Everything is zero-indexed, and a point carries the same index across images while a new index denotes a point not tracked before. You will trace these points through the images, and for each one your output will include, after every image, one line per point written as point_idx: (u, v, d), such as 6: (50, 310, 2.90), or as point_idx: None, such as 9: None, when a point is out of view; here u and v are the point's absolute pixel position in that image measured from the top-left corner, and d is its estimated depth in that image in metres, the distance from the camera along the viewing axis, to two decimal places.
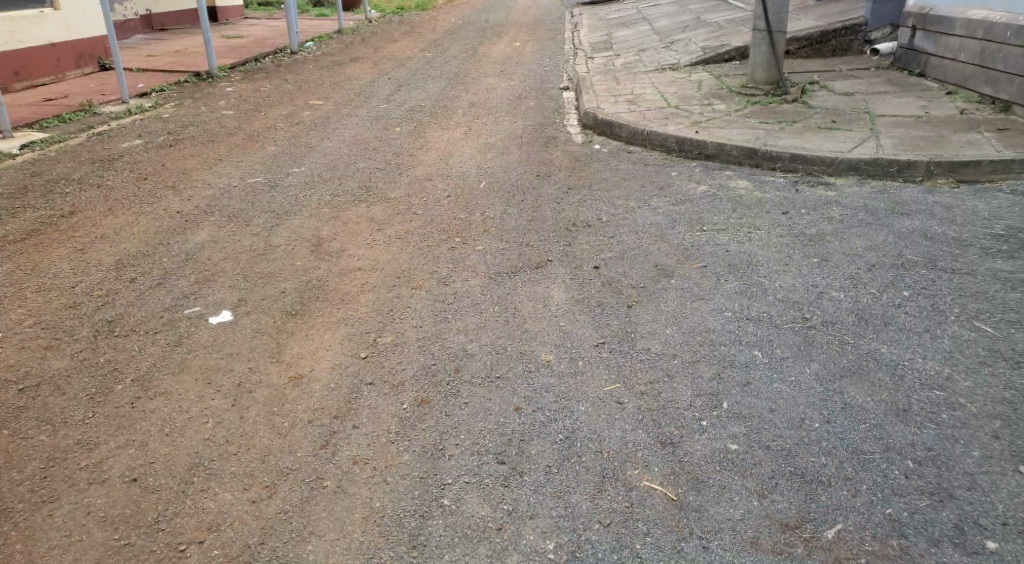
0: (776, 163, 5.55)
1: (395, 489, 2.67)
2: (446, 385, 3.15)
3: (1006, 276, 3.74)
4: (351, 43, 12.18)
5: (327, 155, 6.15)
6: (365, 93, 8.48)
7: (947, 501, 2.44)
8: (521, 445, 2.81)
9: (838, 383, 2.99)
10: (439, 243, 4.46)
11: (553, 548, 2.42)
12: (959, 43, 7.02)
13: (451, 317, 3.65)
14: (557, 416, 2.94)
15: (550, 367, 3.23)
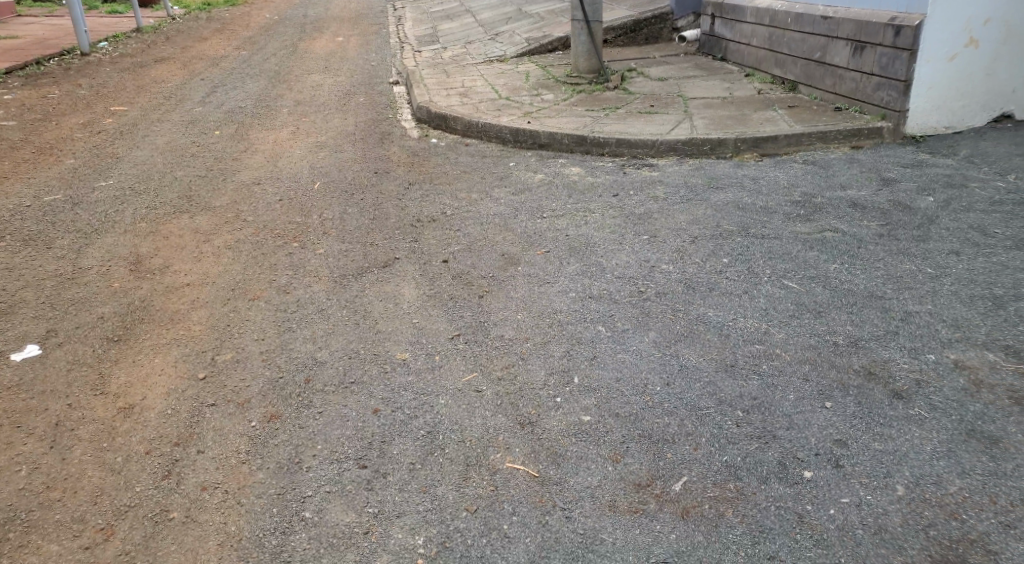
0: (605, 148, 5.87)
1: (251, 509, 2.62)
2: (297, 396, 3.11)
3: (805, 237, 4.20)
4: (153, 42, 11.43)
5: (138, 165, 5.78)
6: (176, 96, 8.04)
7: (772, 442, 2.73)
8: (382, 446, 2.84)
9: (674, 348, 3.26)
10: (275, 250, 4.36)
11: (422, 543, 2.47)
12: (751, 29, 7.72)
13: (296, 325, 3.60)
14: (417, 412, 3.00)
15: (406, 365, 3.28)
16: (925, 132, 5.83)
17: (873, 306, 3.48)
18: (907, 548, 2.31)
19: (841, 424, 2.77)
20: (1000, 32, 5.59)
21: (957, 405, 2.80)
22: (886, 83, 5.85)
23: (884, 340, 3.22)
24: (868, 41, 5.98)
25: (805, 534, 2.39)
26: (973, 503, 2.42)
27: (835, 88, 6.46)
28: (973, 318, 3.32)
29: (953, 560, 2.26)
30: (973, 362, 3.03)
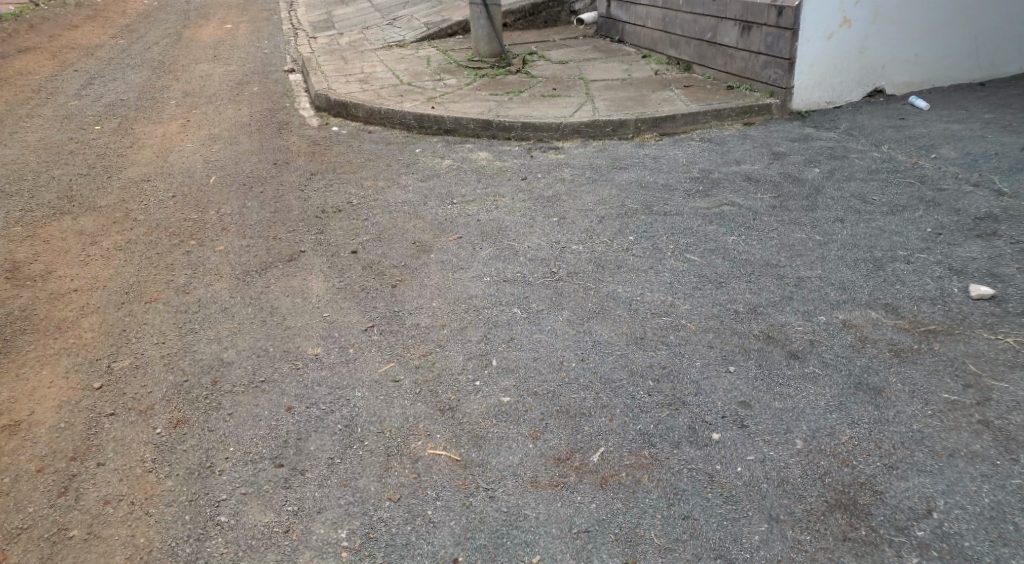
0: (510, 132, 5.94)
1: (161, 519, 2.57)
2: (206, 399, 3.06)
3: (704, 212, 4.40)
4: (15, 31, 10.69)
5: (9, 165, 5.46)
6: (48, 90, 7.58)
7: (682, 408, 2.88)
8: (298, 444, 2.83)
9: (587, 325, 3.37)
10: (169, 249, 4.22)
11: (346, 536, 2.49)
12: (645, 11, 7.94)
13: (199, 326, 3.52)
14: (334, 407, 3.00)
15: (319, 359, 3.26)
16: (809, 107, 6.18)
17: (768, 273, 3.69)
18: (807, 496, 2.49)
19: (744, 387, 2.95)
20: (872, 12, 5.95)
21: (846, 361, 3.03)
22: (772, 62, 6.15)
23: (780, 305, 3.43)
24: (754, 22, 6.26)
25: (716, 493, 2.54)
26: (861, 450, 2.62)
27: (726, 68, 6.75)
28: (858, 280, 3.58)
29: (847, 504, 2.44)
30: (859, 320, 3.27)
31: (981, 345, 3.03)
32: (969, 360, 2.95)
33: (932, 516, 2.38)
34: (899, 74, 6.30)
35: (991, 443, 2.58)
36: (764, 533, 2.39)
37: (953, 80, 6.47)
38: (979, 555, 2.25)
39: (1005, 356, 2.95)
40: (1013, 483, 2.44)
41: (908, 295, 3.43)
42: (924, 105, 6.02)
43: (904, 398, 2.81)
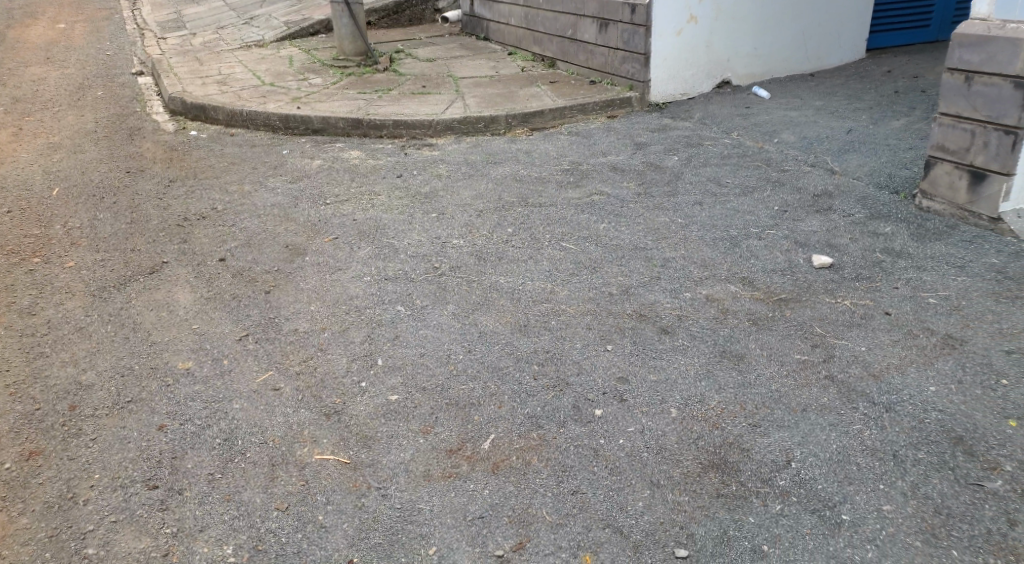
0: (382, 130, 5.92)
1: (17, 559, 2.33)
2: (64, 428, 2.86)
3: (576, 202, 4.59)
4: None
5: None
6: None
7: (566, 388, 2.96)
8: (173, 463, 2.68)
9: (472, 318, 3.44)
10: (9, 269, 3.93)
11: (232, 551, 2.35)
12: (508, 10, 8.14)
13: (50, 350, 3.31)
14: (210, 421, 2.86)
15: (190, 374, 3.13)
16: (666, 99, 6.53)
17: (637, 257, 3.91)
18: (683, 460, 2.56)
19: (621, 364, 3.09)
20: (714, 10, 6.38)
21: (711, 332, 3.25)
22: (630, 57, 6.46)
23: (650, 285, 3.65)
24: (610, 19, 6.57)
25: (601, 466, 2.57)
26: (728, 413, 2.75)
27: (588, 63, 7.02)
28: (718, 258, 3.85)
29: (719, 463, 2.53)
30: (720, 294, 3.53)
31: (825, 309, 3.34)
32: (815, 323, 3.24)
33: (791, 465, 2.48)
34: (742, 67, 6.78)
35: (835, 395, 2.77)
36: (648, 498, 2.43)
37: (789, 71, 7.04)
38: (831, 495, 2.35)
39: (844, 317, 3.27)
40: (855, 428, 2.60)
41: (761, 268, 3.73)
42: (766, 95, 6.51)
43: (762, 361, 3.02)
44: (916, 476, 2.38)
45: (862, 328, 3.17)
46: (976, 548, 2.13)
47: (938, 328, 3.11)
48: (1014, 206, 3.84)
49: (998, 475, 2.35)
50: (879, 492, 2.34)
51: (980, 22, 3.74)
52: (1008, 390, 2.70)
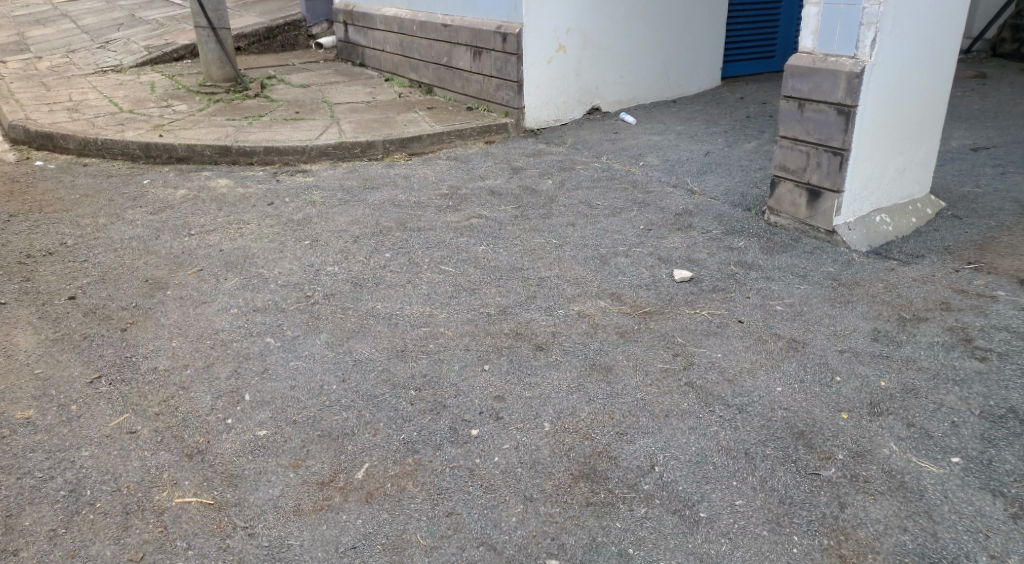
0: (252, 157, 5.79)
1: None
2: None
3: (455, 225, 4.65)
4: None
5: None
6: None
7: (443, 411, 2.94)
8: (8, 522, 2.47)
9: (346, 345, 3.39)
10: None
11: None
12: (383, 37, 8.19)
13: None
14: (54, 472, 2.67)
15: (32, 423, 2.92)
16: (541, 125, 6.74)
17: (515, 277, 4.00)
18: (555, 472, 2.63)
19: (498, 383, 3.10)
20: (581, 39, 6.66)
21: (582, 346, 3.36)
22: (503, 85, 6.62)
23: (526, 304, 3.74)
24: (483, 48, 6.72)
25: (476, 486, 2.59)
26: (597, 423, 2.84)
27: (464, 90, 7.15)
28: (589, 276, 4.00)
29: (589, 473, 2.61)
30: (591, 310, 3.66)
31: (686, 320, 3.54)
32: (677, 333, 3.43)
33: (655, 469, 2.60)
34: (611, 94, 7.11)
35: (694, 399, 2.94)
36: (520, 513, 2.47)
37: (653, 98, 7.43)
38: (689, 495, 2.49)
39: (703, 326, 3.47)
40: (711, 429, 2.76)
41: (629, 284, 3.91)
42: (632, 121, 6.83)
43: (629, 371, 3.16)
44: (765, 471, 2.56)
45: (719, 336, 3.38)
46: (812, 531, 2.31)
47: (785, 333, 3.36)
48: (845, 220, 4.19)
49: (831, 463, 2.56)
50: (732, 488, 2.49)
51: (807, 55, 4.13)
52: (842, 386, 2.95)
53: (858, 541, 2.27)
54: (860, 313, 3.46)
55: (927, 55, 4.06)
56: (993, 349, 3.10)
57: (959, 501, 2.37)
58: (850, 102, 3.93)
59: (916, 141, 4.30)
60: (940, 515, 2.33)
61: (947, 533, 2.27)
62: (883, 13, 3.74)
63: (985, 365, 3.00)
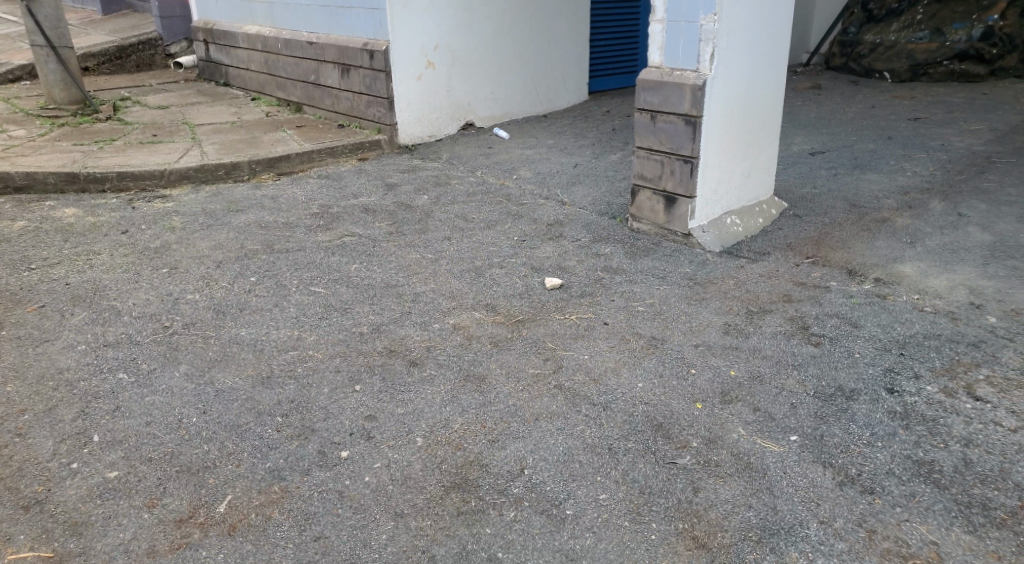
0: (104, 184, 5.49)
1: None
2: None
3: (326, 245, 4.59)
4: None
5: None
6: None
7: (312, 435, 2.90)
8: None
9: (208, 376, 3.28)
10: None
11: None
12: (246, 55, 7.98)
13: None
14: None
15: None
16: (415, 141, 6.76)
17: (389, 294, 4.00)
18: (426, 485, 2.65)
19: (370, 402, 3.09)
20: (449, 56, 6.74)
21: (456, 359, 3.38)
22: (374, 102, 6.60)
23: (400, 321, 3.73)
24: (351, 65, 6.68)
25: (346, 507, 2.57)
26: (469, 433, 2.89)
27: (334, 108, 7.07)
28: (463, 289, 4.05)
29: (460, 483, 2.64)
30: (465, 322, 3.71)
31: (556, 326, 3.65)
32: (548, 339, 3.53)
33: (524, 472, 2.67)
34: (483, 109, 7.22)
35: (563, 402, 3.04)
36: (391, 529, 2.47)
37: (525, 112, 7.61)
38: (556, 494, 2.57)
39: (572, 330, 3.60)
40: (578, 429, 2.87)
41: (502, 294, 3.99)
42: (505, 135, 6.97)
43: (501, 380, 3.21)
44: (627, 463, 2.68)
45: (587, 338, 3.51)
46: (669, 517, 2.45)
47: (646, 332, 3.53)
48: (700, 223, 4.46)
49: (686, 451, 2.72)
50: (597, 484, 2.60)
51: (656, 69, 4.37)
52: (697, 377, 3.14)
53: (709, 522, 2.42)
54: (713, 310, 3.69)
55: (760, 67, 4.40)
56: (826, 334, 3.38)
57: (796, 475, 2.58)
58: (696, 113, 4.19)
59: (758, 146, 4.63)
60: (779, 489, 2.53)
61: (785, 505, 2.46)
62: (720, 29, 4.03)
63: (819, 349, 3.27)
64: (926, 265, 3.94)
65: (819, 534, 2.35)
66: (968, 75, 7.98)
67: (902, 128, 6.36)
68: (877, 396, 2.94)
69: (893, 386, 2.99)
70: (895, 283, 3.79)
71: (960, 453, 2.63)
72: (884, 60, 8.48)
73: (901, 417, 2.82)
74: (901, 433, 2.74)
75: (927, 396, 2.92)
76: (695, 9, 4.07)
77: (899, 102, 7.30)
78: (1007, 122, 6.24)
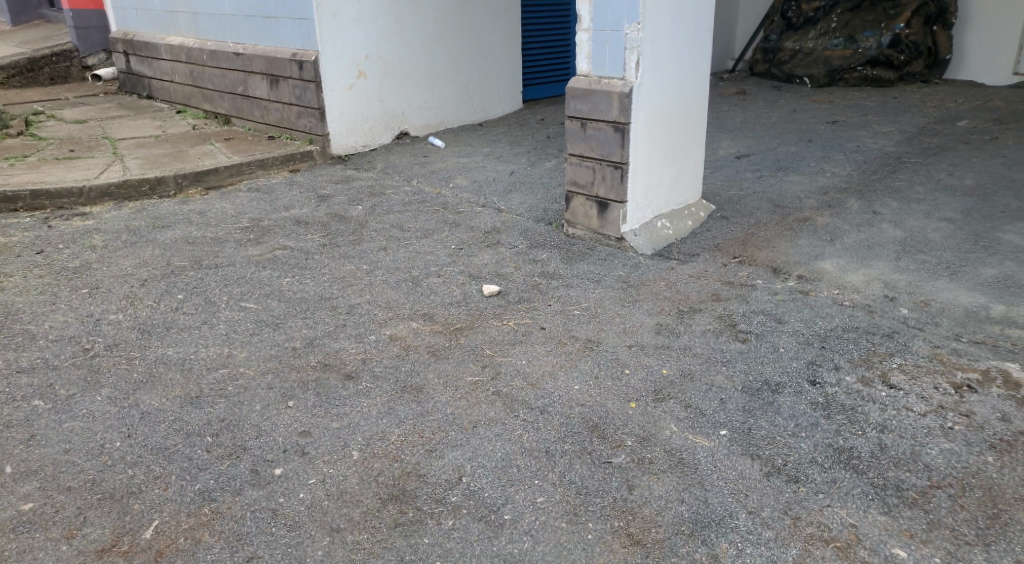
0: (18, 203, 5.25)
1: None
2: None
3: (257, 259, 4.50)
4: None
5: None
6: None
7: (243, 454, 2.84)
8: None
9: (132, 398, 3.17)
10: None
11: None
12: (170, 67, 7.78)
13: None
14: None
15: None
16: (348, 151, 6.70)
17: (323, 307, 3.95)
18: (363, 499, 2.62)
19: (303, 418, 3.04)
20: (380, 65, 6.71)
21: (393, 370, 3.36)
22: (304, 113, 6.51)
23: (335, 334, 3.69)
24: (280, 76, 6.58)
25: (279, 525, 2.52)
26: (407, 444, 2.87)
27: (264, 119, 6.95)
28: (399, 299, 4.03)
29: (397, 494, 2.63)
30: (402, 332, 3.69)
31: (493, 332, 3.66)
32: (485, 346, 3.54)
33: (462, 480, 2.68)
34: (418, 119, 7.20)
35: (501, 408, 3.05)
36: (326, 545, 2.44)
37: (460, 121, 7.61)
38: (494, 500, 2.58)
39: (509, 336, 3.62)
40: (516, 434, 2.89)
41: (439, 303, 3.98)
42: (441, 144, 6.97)
43: (438, 389, 3.20)
44: (564, 465, 2.71)
45: (524, 343, 3.54)
46: (605, 516, 2.48)
47: (582, 335, 3.58)
48: (632, 227, 4.55)
49: (621, 450, 2.77)
50: (534, 487, 2.62)
51: (584, 77, 4.45)
52: (631, 377, 3.20)
53: (644, 518, 2.47)
54: (647, 311, 3.77)
55: (684, 74, 4.52)
56: (752, 330, 3.49)
57: (725, 468, 2.65)
58: (624, 120, 4.28)
59: (686, 151, 4.75)
60: (710, 483, 2.59)
61: (715, 498, 2.53)
62: (644, 38, 4.12)
63: (747, 345, 3.37)
64: (844, 261, 4.11)
65: (747, 524, 2.42)
66: (879, 80, 8.34)
67: (821, 130, 6.62)
68: (800, 388, 3.05)
69: (815, 378, 3.11)
70: (817, 279, 3.94)
71: (877, 439, 2.75)
72: (803, 65, 8.82)
73: (823, 407, 2.93)
74: (823, 422, 2.85)
75: (846, 386, 3.05)
76: (619, 18, 4.16)
77: (818, 106, 7.60)
78: (917, 124, 6.55)
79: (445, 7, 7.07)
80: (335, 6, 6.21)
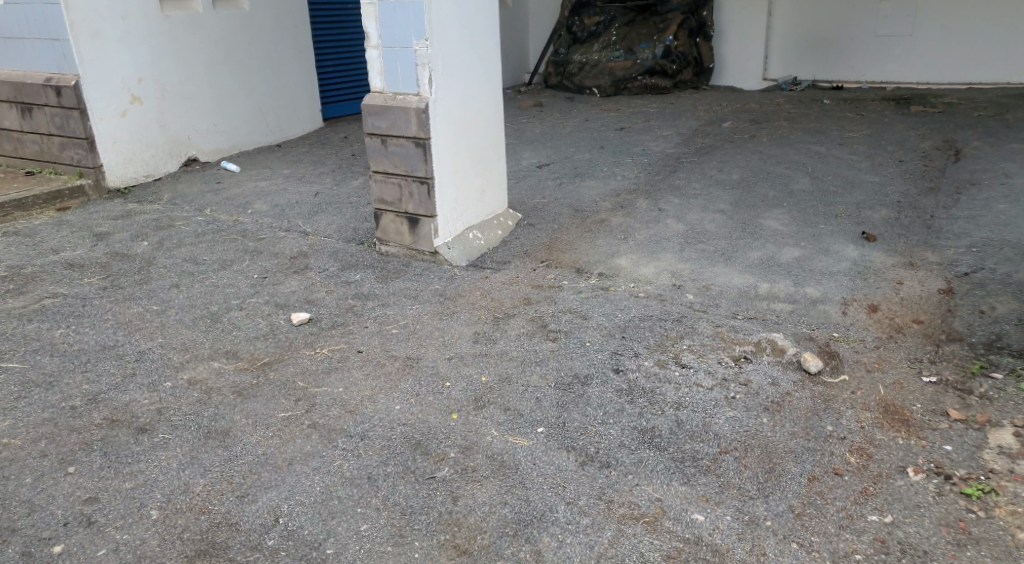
0: None
1: None
2: None
3: (21, 312, 4.02)
4: None
5: None
6: None
7: (12, 537, 2.51)
8: None
9: None
10: None
11: None
12: None
13: None
14: None
15: None
16: (128, 183, 6.18)
17: (107, 358, 3.59)
18: (165, 560, 2.41)
19: (88, 484, 2.75)
20: (156, 89, 6.25)
21: (194, 416, 3.13)
22: (69, 143, 5.92)
23: (123, 385, 3.37)
24: (33, 103, 5.98)
25: None
26: (214, 493, 2.68)
27: (19, 153, 6.29)
28: (198, 339, 3.77)
29: (206, 548, 2.45)
30: (203, 375, 3.44)
31: (305, 363, 3.52)
32: (297, 378, 3.39)
33: (279, 521, 2.54)
34: (207, 143, 6.80)
35: (317, 440, 2.94)
36: None
37: (255, 143, 7.28)
38: (315, 536, 2.48)
39: (322, 365, 3.49)
40: (335, 464, 2.79)
41: (243, 338, 3.77)
42: (236, 168, 6.63)
43: (247, 430, 3.02)
44: (387, 488, 2.66)
45: (340, 370, 3.43)
46: (432, 531, 2.47)
47: (400, 354, 3.54)
48: (444, 240, 4.57)
49: (444, 463, 2.76)
50: (356, 516, 2.54)
51: (379, 94, 4.43)
52: (451, 389, 3.21)
53: (469, 527, 2.48)
54: (463, 321, 3.80)
55: (476, 87, 4.59)
56: (562, 329, 3.63)
57: (543, 464, 2.73)
58: (424, 135, 4.30)
59: (488, 162, 4.84)
60: (530, 481, 2.66)
61: (536, 496, 2.59)
62: (432, 53, 4.16)
63: (557, 344, 3.50)
64: (638, 256, 4.39)
65: (567, 515, 2.51)
66: (658, 88, 9.06)
67: (610, 137, 7.06)
68: (607, 378, 3.21)
69: (619, 366, 3.29)
70: (615, 276, 4.18)
71: (674, 416, 2.96)
72: (591, 77, 9.35)
73: (627, 393, 3.11)
74: (627, 407, 3.02)
75: (645, 370, 3.25)
76: (407, 35, 4.18)
77: (607, 115, 8.09)
78: (691, 126, 7.17)
79: (223, 25, 6.73)
80: (94, 26, 5.71)
